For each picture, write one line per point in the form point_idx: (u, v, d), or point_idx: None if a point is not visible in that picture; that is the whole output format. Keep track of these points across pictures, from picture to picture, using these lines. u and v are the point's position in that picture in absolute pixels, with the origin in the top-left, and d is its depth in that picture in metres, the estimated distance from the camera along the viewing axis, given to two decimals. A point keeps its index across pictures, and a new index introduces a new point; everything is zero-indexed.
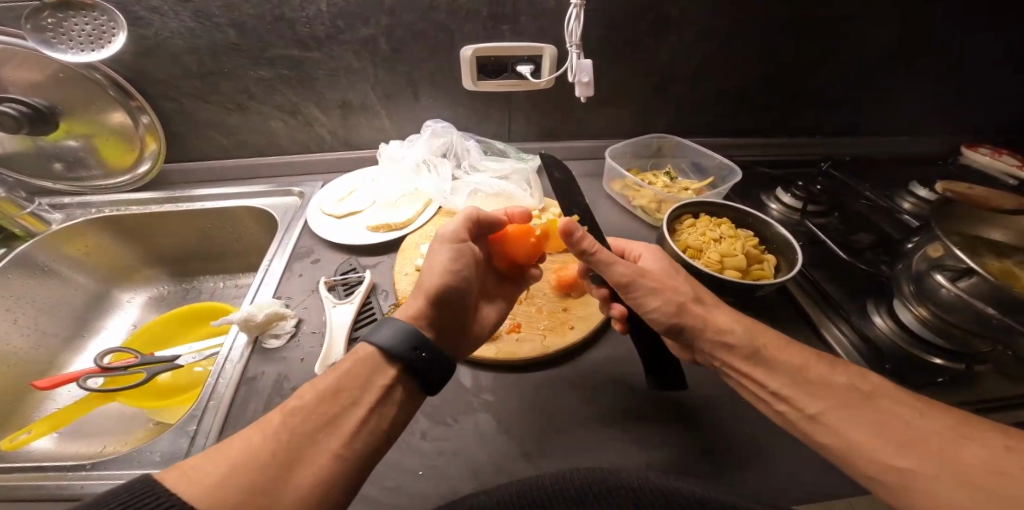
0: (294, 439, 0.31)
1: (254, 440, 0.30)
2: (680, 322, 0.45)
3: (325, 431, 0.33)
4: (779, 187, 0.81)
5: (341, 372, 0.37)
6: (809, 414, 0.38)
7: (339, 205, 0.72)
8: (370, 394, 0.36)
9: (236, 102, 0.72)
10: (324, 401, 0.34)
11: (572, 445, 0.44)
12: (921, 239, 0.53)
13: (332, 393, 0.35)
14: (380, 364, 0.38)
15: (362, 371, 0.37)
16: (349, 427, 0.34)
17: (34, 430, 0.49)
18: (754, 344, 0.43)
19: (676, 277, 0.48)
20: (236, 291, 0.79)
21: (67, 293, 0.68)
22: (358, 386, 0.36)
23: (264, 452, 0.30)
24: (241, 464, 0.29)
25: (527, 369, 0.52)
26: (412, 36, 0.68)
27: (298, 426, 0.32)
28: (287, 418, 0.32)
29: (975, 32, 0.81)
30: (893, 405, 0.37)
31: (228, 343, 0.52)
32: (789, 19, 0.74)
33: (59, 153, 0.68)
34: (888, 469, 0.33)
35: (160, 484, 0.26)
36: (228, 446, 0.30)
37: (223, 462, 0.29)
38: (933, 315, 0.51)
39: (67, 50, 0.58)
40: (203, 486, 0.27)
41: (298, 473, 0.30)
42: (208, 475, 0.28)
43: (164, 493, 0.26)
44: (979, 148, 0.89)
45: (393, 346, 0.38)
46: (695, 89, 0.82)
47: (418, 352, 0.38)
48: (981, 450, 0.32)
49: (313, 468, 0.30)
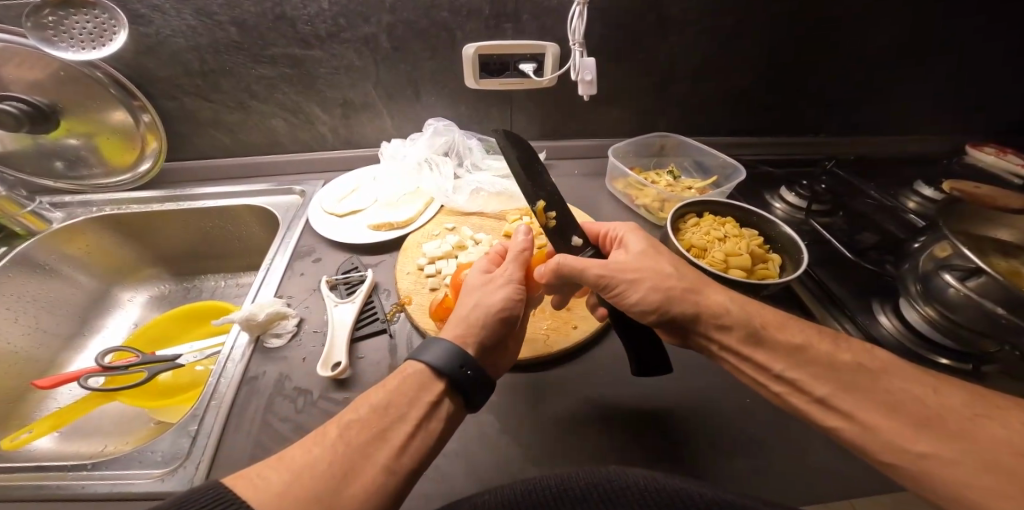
0: (348, 452, 0.31)
1: (312, 453, 0.30)
2: (669, 308, 0.44)
3: (376, 446, 0.32)
4: (784, 186, 0.80)
5: (390, 387, 0.36)
6: (816, 398, 0.38)
7: (341, 203, 0.72)
8: (417, 409, 0.35)
9: (237, 100, 0.71)
10: (374, 416, 0.33)
11: (578, 446, 0.44)
12: (928, 238, 0.53)
13: (382, 408, 0.34)
14: (428, 380, 0.37)
15: (410, 386, 0.36)
16: (398, 442, 0.33)
17: (34, 429, 0.50)
18: (749, 324, 0.42)
19: (654, 257, 0.47)
20: (237, 290, 0.79)
21: (68, 291, 0.68)
22: (405, 401, 0.35)
23: (321, 465, 0.29)
24: (299, 478, 0.28)
25: (529, 370, 0.51)
26: (414, 34, 0.68)
27: (350, 441, 0.31)
28: (343, 431, 0.32)
29: (980, 30, 0.81)
30: (902, 384, 0.36)
31: (229, 342, 0.52)
32: (794, 18, 0.74)
33: (60, 151, 0.67)
34: (906, 455, 0.33)
35: (228, 493, 0.26)
36: (286, 459, 0.30)
37: (284, 474, 0.28)
38: (941, 315, 0.51)
39: (67, 48, 0.57)
40: (265, 499, 0.27)
41: (350, 489, 0.29)
42: (272, 488, 0.28)
43: (237, 499, 0.26)
44: (984, 148, 0.88)
45: (442, 363, 0.37)
46: (698, 88, 0.82)
47: (464, 370, 0.37)
48: (1004, 432, 0.31)
49: (366, 484, 0.30)
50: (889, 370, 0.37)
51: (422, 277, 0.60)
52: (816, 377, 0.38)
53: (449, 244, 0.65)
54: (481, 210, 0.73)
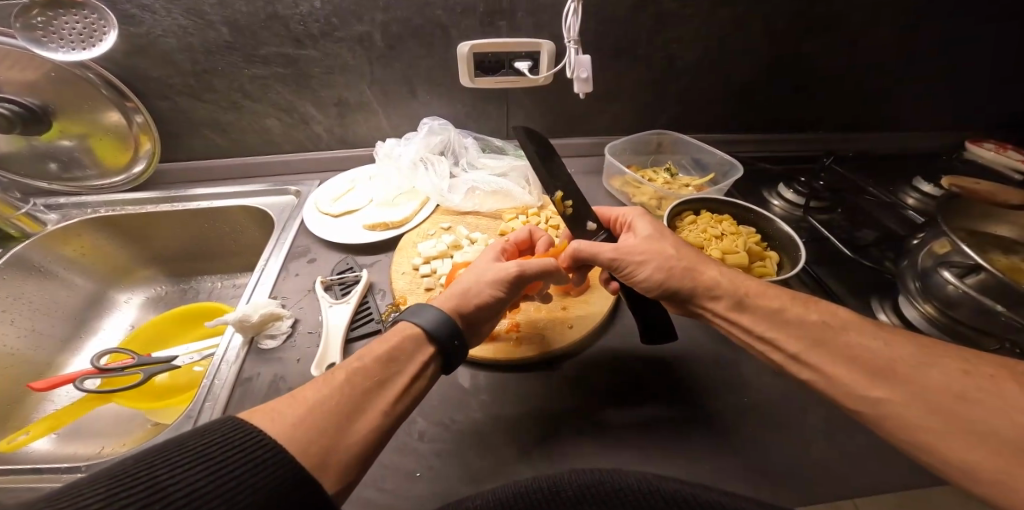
0: (352, 395, 0.33)
1: (322, 392, 0.32)
2: (670, 287, 0.46)
3: (376, 392, 0.34)
4: (781, 183, 0.79)
5: (391, 342, 0.37)
6: (789, 354, 0.40)
7: (336, 203, 0.72)
8: (414, 365, 0.37)
9: (231, 101, 0.71)
10: (377, 366, 0.35)
11: (572, 448, 0.44)
12: (926, 235, 0.53)
13: (384, 360, 0.36)
14: (422, 341, 0.38)
15: (407, 343, 0.38)
16: (396, 391, 0.35)
17: (31, 431, 0.49)
18: (739, 294, 0.43)
19: (658, 239, 0.48)
20: (234, 291, 0.79)
21: (64, 293, 0.68)
22: (405, 357, 0.37)
23: (329, 404, 0.31)
24: (311, 414, 0.30)
25: (524, 368, 0.51)
26: (408, 32, 0.67)
27: (355, 386, 0.33)
28: (350, 375, 0.34)
29: (982, 22, 0.80)
30: (874, 340, 0.38)
31: (224, 344, 0.51)
32: (791, 12, 0.73)
33: (53, 153, 0.67)
34: (860, 399, 0.36)
35: (245, 422, 0.29)
36: (298, 396, 0.32)
37: (298, 409, 0.30)
38: (940, 311, 0.51)
39: (56, 49, 0.56)
40: (280, 430, 0.28)
41: (353, 426, 0.31)
42: (286, 420, 0.29)
43: (254, 429, 0.28)
44: (983, 144, 0.87)
45: (435, 329, 0.39)
46: (696, 85, 0.81)
47: (454, 342, 0.39)
48: (938, 376, 0.34)
49: (368, 423, 0.32)
50: (848, 323, 0.39)
51: (417, 277, 0.60)
52: (791, 333, 0.40)
53: (444, 244, 0.65)
54: (477, 209, 0.73)
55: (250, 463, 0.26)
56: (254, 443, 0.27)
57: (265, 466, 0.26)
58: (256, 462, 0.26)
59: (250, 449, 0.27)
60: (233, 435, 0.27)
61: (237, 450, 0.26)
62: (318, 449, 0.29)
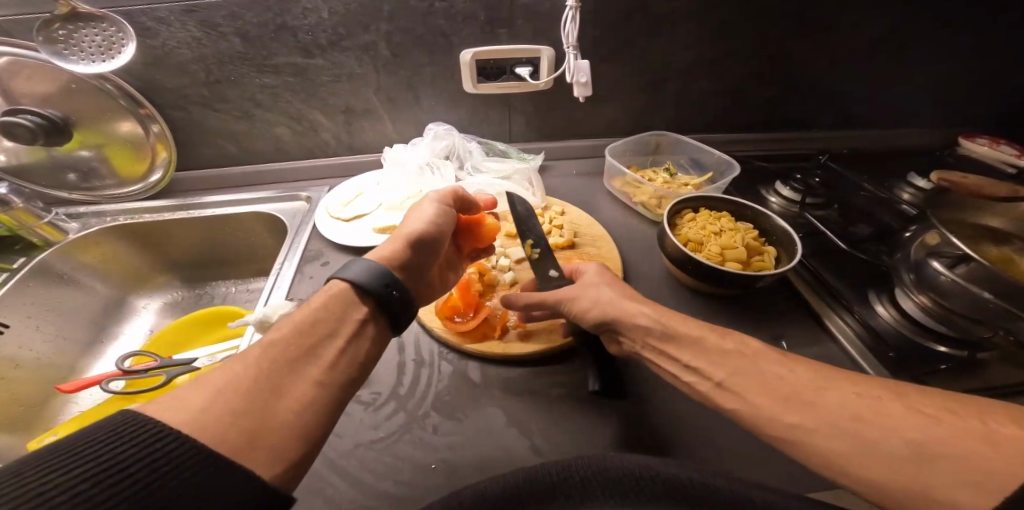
0: (277, 366, 0.32)
1: (234, 372, 0.31)
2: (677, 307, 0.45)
3: (303, 363, 0.33)
4: (779, 180, 0.82)
5: (314, 309, 0.38)
6: (714, 382, 0.39)
7: (346, 208, 0.74)
8: (344, 329, 0.37)
9: (242, 109, 0.73)
10: (298, 337, 0.35)
11: (579, 439, 0.45)
12: (918, 229, 0.56)
13: (306, 330, 0.35)
14: (354, 301, 0.40)
15: (335, 308, 0.38)
16: (327, 359, 0.35)
17: (59, 431, 0.52)
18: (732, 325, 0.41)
19: None
20: (249, 295, 0.81)
21: (84, 299, 0.70)
22: (333, 320, 0.38)
23: (245, 383, 0.30)
24: (222, 396, 0.29)
25: (536, 364, 0.53)
26: (413, 41, 0.69)
27: (276, 360, 0.32)
28: (268, 352, 0.33)
29: (973, 20, 0.81)
30: None
31: (244, 344, 0.53)
32: (784, 13, 0.75)
33: (74, 164, 0.70)
34: None
35: (142, 414, 0.27)
36: (205, 381, 0.30)
37: (204, 395, 0.28)
38: (934, 302, 0.53)
39: (78, 61, 0.58)
40: (185, 418, 0.27)
41: (279, 402, 0.30)
42: (192, 407, 0.28)
43: (152, 422, 0.26)
44: (975, 140, 0.89)
45: (367, 278, 0.40)
46: (692, 86, 0.83)
47: (389, 289, 0.40)
48: None
49: (298, 396, 0.31)
50: None
51: None
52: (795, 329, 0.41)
53: None
54: None
55: (151, 457, 0.24)
56: (154, 435, 0.25)
57: (174, 457, 0.24)
58: (158, 454, 0.24)
59: (150, 443, 0.25)
60: (126, 429, 0.25)
61: (136, 444, 0.24)
62: (246, 426, 0.28)
